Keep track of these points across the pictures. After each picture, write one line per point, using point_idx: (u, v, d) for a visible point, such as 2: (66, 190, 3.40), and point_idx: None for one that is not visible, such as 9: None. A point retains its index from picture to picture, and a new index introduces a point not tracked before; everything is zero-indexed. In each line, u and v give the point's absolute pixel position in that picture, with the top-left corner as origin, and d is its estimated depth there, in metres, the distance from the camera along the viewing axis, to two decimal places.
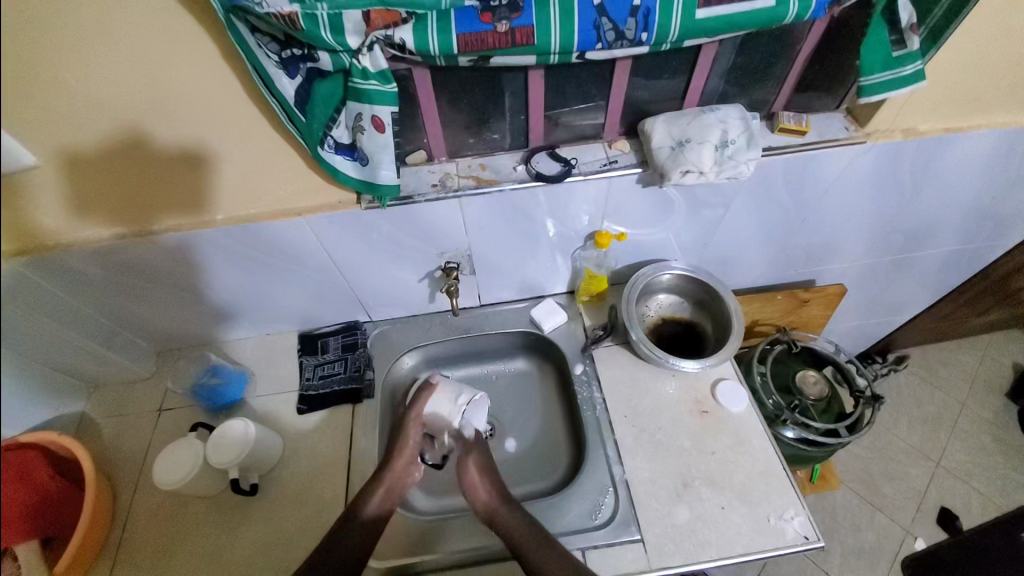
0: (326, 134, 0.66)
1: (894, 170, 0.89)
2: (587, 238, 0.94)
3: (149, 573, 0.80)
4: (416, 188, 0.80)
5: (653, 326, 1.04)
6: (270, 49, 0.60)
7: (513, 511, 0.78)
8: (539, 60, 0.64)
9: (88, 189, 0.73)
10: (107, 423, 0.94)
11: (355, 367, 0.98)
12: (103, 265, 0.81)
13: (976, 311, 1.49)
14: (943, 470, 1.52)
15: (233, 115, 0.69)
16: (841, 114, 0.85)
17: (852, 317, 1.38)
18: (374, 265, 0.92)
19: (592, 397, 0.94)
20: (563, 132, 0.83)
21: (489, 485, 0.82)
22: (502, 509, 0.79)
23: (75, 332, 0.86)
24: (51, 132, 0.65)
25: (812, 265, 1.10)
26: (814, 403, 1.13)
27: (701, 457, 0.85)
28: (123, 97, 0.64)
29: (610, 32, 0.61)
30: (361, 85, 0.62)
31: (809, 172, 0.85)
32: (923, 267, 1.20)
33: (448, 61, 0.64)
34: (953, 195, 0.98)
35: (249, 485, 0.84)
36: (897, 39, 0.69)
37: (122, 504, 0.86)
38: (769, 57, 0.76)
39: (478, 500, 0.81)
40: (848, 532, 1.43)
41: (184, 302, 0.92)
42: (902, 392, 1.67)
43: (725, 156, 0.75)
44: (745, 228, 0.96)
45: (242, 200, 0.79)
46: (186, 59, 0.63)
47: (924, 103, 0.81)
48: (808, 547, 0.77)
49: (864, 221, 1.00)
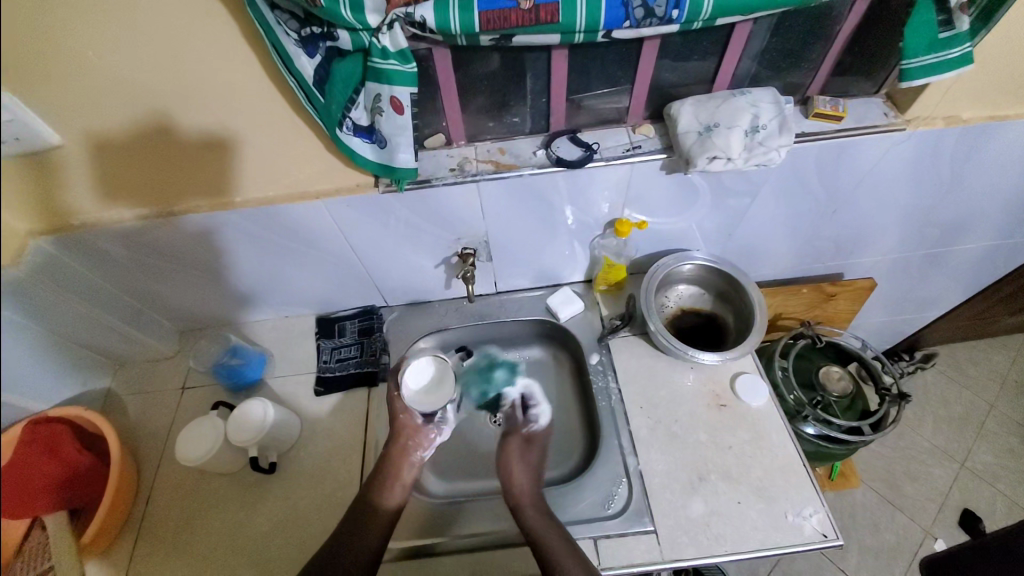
0: (345, 115, 0.65)
1: (934, 160, 0.85)
2: (607, 226, 0.92)
3: (171, 545, 0.82)
4: (434, 172, 0.79)
5: (672, 317, 1.02)
6: (290, 27, 0.59)
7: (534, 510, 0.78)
8: (563, 39, 0.62)
9: (111, 171, 0.74)
10: (132, 400, 0.97)
11: (371, 351, 0.98)
12: (127, 246, 0.83)
13: (1010, 310, 1.43)
14: (968, 472, 1.47)
15: (251, 95, 0.68)
16: (880, 99, 0.81)
17: (880, 312, 1.33)
18: (390, 251, 0.91)
19: (608, 386, 0.92)
20: (586, 117, 0.81)
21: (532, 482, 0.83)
22: (529, 506, 0.79)
23: (101, 310, 0.89)
24: (75, 114, 0.66)
25: (841, 257, 1.06)
26: (837, 400, 1.10)
27: (717, 451, 0.84)
28: (143, 76, 0.64)
29: (638, 10, 0.59)
30: (381, 65, 0.61)
31: (844, 160, 0.82)
32: (958, 263, 1.15)
33: (469, 41, 0.62)
34: (996, 186, 0.93)
35: (268, 463, 0.86)
36: (944, 19, 0.65)
37: (146, 477, 0.89)
38: (806, 38, 0.72)
39: (518, 492, 0.82)
40: (865, 531, 1.40)
41: (206, 284, 0.93)
42: (928, 391, 1.62)
43: (755, 142, 0.72)
44: (773, 218, 0.93)
45: (262, 183, 0.80)
46: (206, 38, 0.62)
47: (971, 88, 0.76)
48: (826, 545, 0.75)
49: (898, 214, 0.96)
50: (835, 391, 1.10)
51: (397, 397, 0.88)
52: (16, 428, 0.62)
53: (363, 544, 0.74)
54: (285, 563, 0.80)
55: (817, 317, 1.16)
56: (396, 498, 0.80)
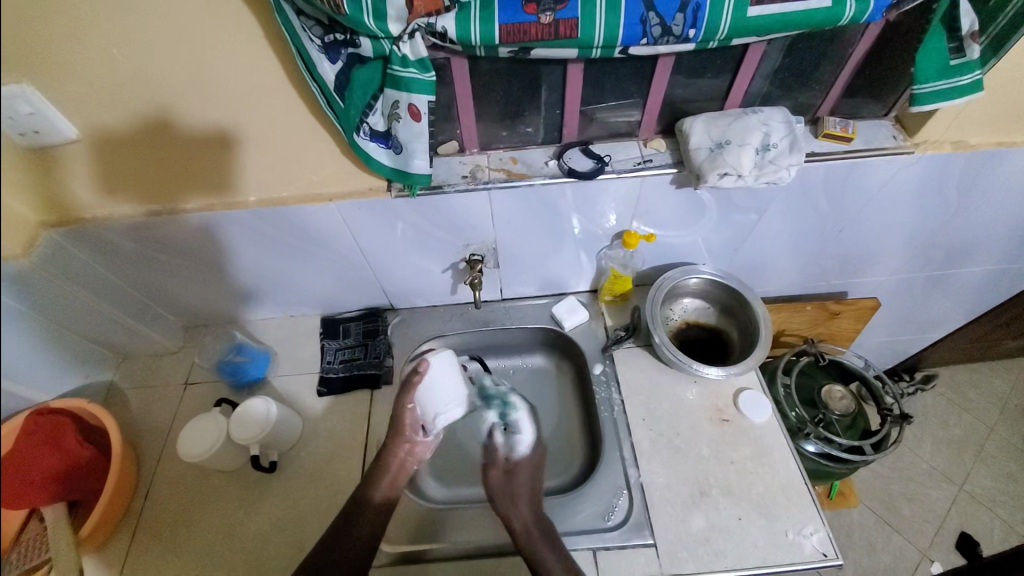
0: (362, 120, 0.67)
1: (940, 184, 0.86)
2: (615, 238, 0.93)
3: (168, 542, 0.82)
4: (446, 178, 0.80)
5: (677, 330, 1.02)
6: (314, 33, 0.60)
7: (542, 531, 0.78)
8: (581, 53, 0.63)
9: (124, 166, 0.75)
10: (134, 393, 0.97)
11: (376, 353, 0.99)
12: (136, 239, 0.83)
13: (1012, 334, 1.43)
14: (966, 495, 1.47)
15: (269, 97, 0.69)
16: (889, 122, 0.82)
17: (883, 331, 1.33)
18: (398, 255, 0.92)
19: (611, 397, 0.93)
20: (597, 129, 0.82)
21: (529, 505, 0.82)
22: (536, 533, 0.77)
23: (106, 302, 0.89)
24: (92, 109, 0.67)
25: (846, 276, 1.07)
26: (839, 419, 1.10)
27: (719, 466, 0.84)
28: (163, 74, 0.65)
29: (656, 28, 0.59)
30: (400, 73, 0.62)
31: (852, 180, 0.82)
32: (962, 285, 1.15)
33: (488, 51, 0.63)
34: (1002, 211, 0.93)
35: (269, 462, 0.86)
36: (955, 46, 0.66)
37: (146, 471, 0.88)
38: (818, 59, 0.73)
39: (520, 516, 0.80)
40: (862, 551, 1.39)
41: (212, 281, 0.94)
42: (927, 413, 1.62)
43: (766, 160, 0.73)
44: (779, 235, 0.94)
45: (274, 183, 0.80)
46: (228, 40, 0.63)
47: (980, 114, 0.77)
48: (826, 565, 0.75)
49: (904, 234, 0.96)
50: (837, 409, 1.10)
51: (410, 409, 0.85)
52: (17, 420, 0.62)
53: (353, 543, 0.76)
54: (280, 565, 0.79)
55: (819, 334, 1.16)
56: (387, 492, 0.81)
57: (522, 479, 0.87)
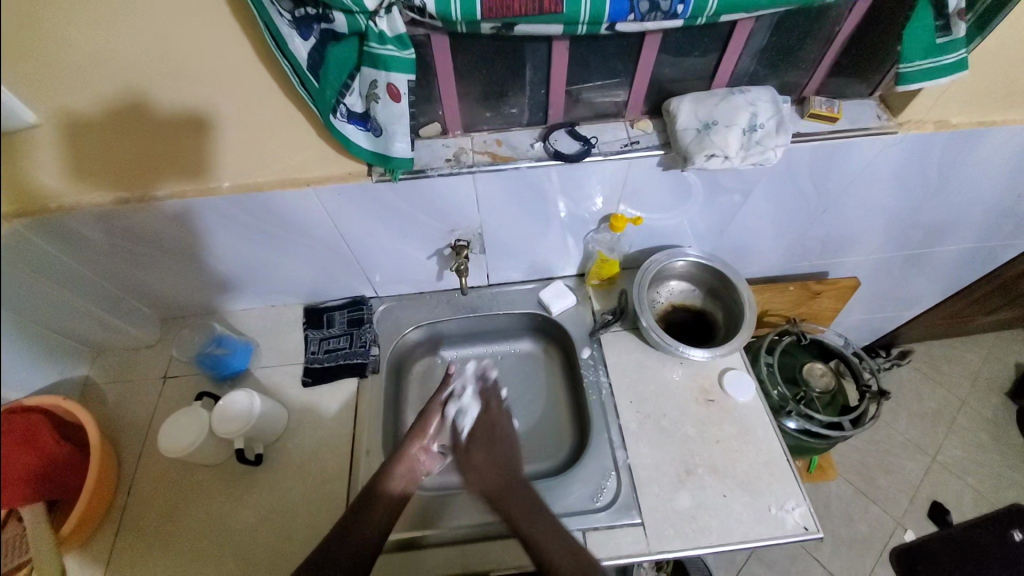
0: (339, 101, 0.64)
1: (922, 163, 0.86)
2: (602, 221, 0.92)
3: (153, 539, 0.80)
4: (429, 162, 0.78)
5: (663, 312, 1.03)
6: (283, 7, 0.56)
7: (520, 495, 0.79)
8: (566, 30, 0.61)
9: (89, 152, 0.71)
10: (111, 388, 0.94)
11: (361, 342, 0.97)
12: (106, 230, 0.79)
13: (984, 310, 1.48)
14: (938, 465, 1.53)
15: (239, 75, 0.66)
16: (874, 102, 0.82)
17: (862, 310, 1.36)
18: (382, 242, 0.90)
19: (598, 380, 0.93)
20: (583, 110, 0.80)
21: (497, 475, 0.83)
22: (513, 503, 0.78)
23: (78, 295, 0.85)
24: (51, 92, 0.63)
25: (827, 256, 1.08)
26: (820, 396, 1.13)
27: (704, 445, 0.85)
28: (125, 53, 0.61)
29: (643, 3, 0.58)
30: (378, 50, 0.59)
31: (837, 160, 0.82)
32: (939, 264, 1.18)
33: (469, 28, 0.60)
34: (979, 191, 0.95)
35: (255, 455, 0.85)
36: (942, 24, 0.65)
37: (127, 469, 0.86)
38: (804, 37, 0.72)
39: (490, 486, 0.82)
40: (840, 521, 1.45)
41: (189, 271, 0.90)
42: (903, 388, 1.67)
43: (752, 141, 0.72)
44: (764, 216, 0.94)
45: (249, 169, 0.77)
46: (194, 15, 0.60)
47: (962, 94, 0.77)
48: (807, 537, 0.78)
49: (885, 215, 0.97)
50: (817, 386, 1.13)
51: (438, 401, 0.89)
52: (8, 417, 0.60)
53: (361, 532, 0.73)
54: (271, 556, 0.79)
55: (801, 314, 1.18)
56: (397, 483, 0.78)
57: (478, 452, 0.87)
